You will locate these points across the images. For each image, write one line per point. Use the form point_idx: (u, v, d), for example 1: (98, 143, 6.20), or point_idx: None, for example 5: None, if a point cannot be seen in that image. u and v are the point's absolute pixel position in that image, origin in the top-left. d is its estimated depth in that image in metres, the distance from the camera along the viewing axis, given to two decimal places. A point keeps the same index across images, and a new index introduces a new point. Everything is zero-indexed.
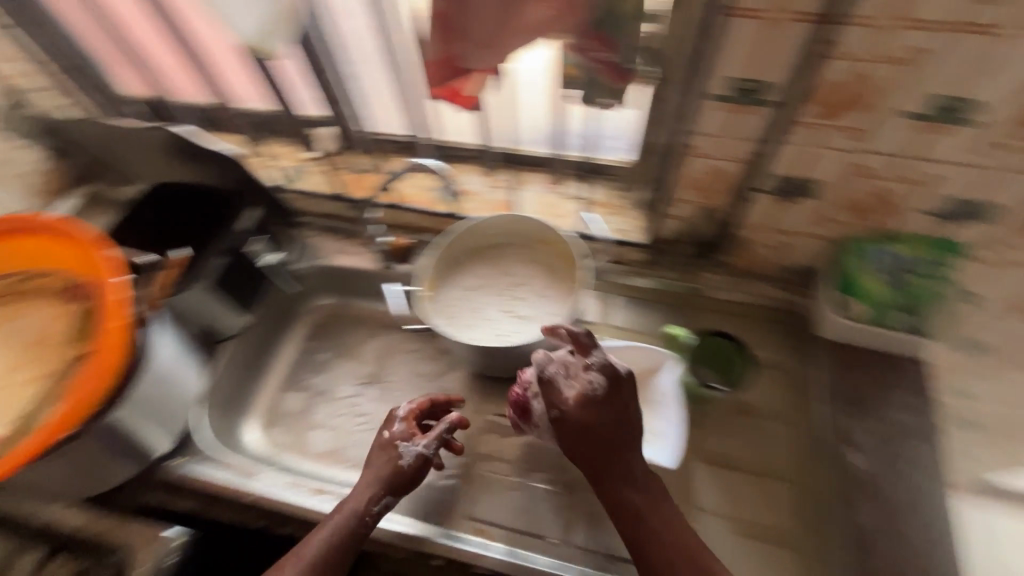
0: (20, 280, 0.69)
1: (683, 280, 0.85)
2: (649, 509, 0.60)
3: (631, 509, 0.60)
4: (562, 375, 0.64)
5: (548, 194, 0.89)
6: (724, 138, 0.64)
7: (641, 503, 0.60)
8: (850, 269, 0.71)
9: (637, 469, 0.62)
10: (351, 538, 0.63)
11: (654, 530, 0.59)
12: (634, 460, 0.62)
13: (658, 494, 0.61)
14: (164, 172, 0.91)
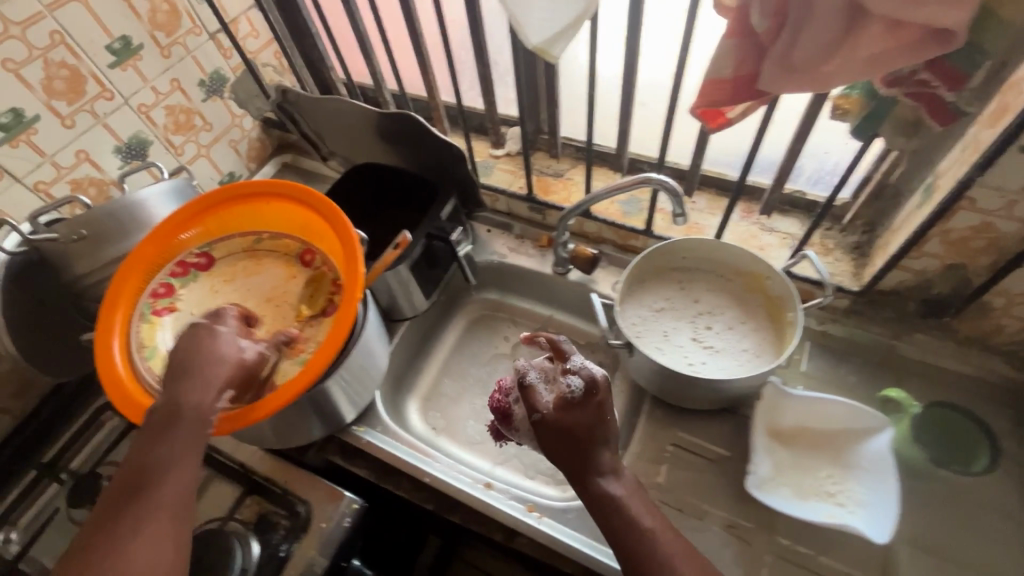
0: (248, 243, 0.76)
1: (889, 335, 0.79)
2: (644, 526, 0.53)
3: (617, 516, 0.54)
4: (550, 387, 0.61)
5: (746, 223, 0.86)
6: (1015, 195, 0.57)
7: (623, 505, 0.54)
8: None
9: (614, 476, 0.56)
10: (158, 422, 0.55)
11: (653, 549, 0.52)
12: (607, 467, 0.56)
13: (635, 509, 0.54)
14: (378, 155, 0.98)
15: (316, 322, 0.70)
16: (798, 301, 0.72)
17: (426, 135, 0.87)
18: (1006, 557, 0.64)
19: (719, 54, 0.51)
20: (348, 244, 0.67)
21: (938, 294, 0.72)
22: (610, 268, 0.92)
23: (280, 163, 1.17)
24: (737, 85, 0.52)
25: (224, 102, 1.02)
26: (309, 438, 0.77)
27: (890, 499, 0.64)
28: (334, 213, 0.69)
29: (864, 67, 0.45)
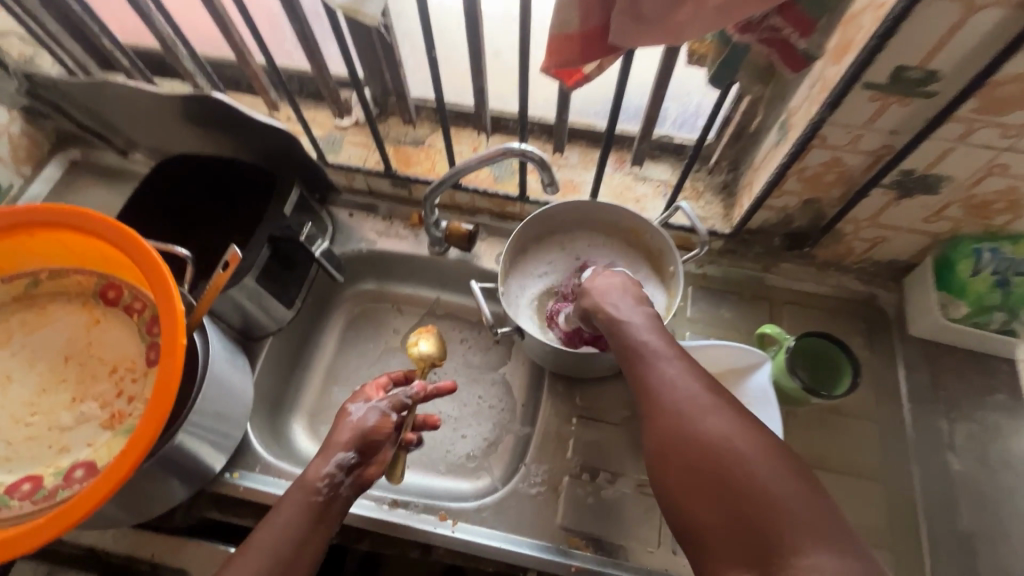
0: (21, 289, 0.59)
1: (759, 268, 0.83)
2: (647, 345, 0.54)
3: (626, 339, 0.55)
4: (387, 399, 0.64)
5: (619, 175, 0.83)
6: (861, 128, 0.58)
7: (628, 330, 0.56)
8: (957, 269, 0.69)
9: (627, 306, 0.58)
10: (316, 503, 0.58)
11: (654, 369, 0.52)
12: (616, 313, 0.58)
13: (646, 339, 0.54)
14: (192, 142, 0.80)
15: (141, 377, 0.56)
16: (677, 254, 0.71)
17: (243, 119, 0.70)
18: (869, 454, 0.72)
19: (560, 3, 0.43)
20: (157, 276, 0.53)
21: (798, 226, 0.75)
22: (491, 239, 0.86)
23: (66, 163, 0.93)
24: (587, 40, 0.45)
25: None
26: (171, 502, 0.65)
27: (775, 430, 0.68)
28: (128, 238, 0.53)
29: (716, 17, 0.40)
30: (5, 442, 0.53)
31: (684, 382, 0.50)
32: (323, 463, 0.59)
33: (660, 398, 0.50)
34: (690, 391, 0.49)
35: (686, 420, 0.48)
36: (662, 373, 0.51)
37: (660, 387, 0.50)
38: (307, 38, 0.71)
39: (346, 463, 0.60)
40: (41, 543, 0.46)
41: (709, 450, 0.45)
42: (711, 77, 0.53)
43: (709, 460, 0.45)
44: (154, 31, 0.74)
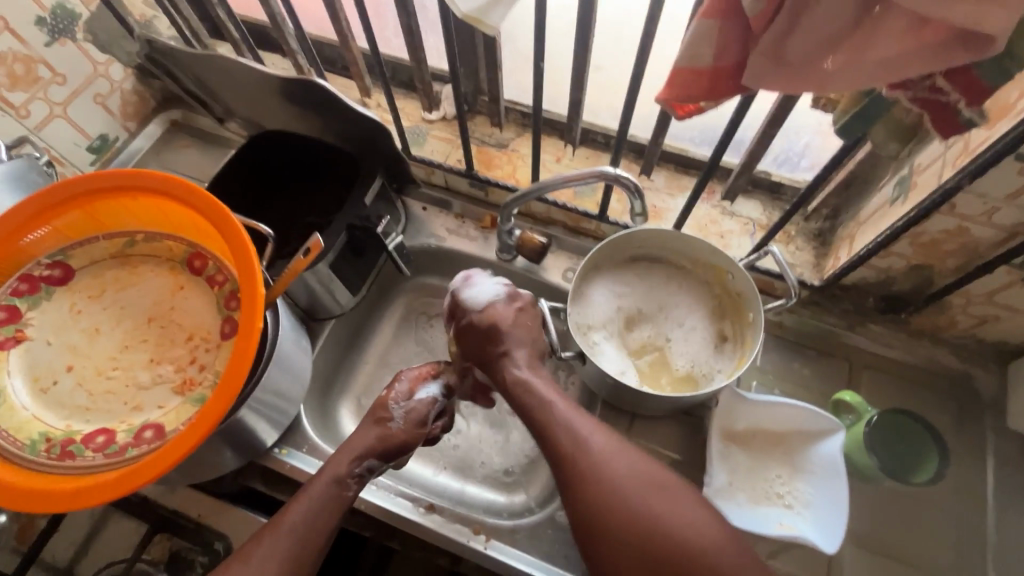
0: (117, 247, 0.61)
1: (845, 326, 0.77)
2: (564, 419, 0.57)
3: (513, 393, 0.60)
4: (424, 404, 0.66)
5: (706, 207, 0.79)
6: (1000, 201, 0.52)
7: (549, 403, 0.58)
8: None
9: (524, 361, 0.62)
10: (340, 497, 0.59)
11: (564, 426, 0.56)
12: (528, 378, 0.61)
13: (556, 407, 0.58)
14: (285, 119, 0.82)
15: (214, 348, 0.58)
16: (761, 301, 0.66)
17: (339, 104, 0.71)
18: (942, 549, 0.66)
19: (694, 37, 0.40)
20: (243, 256, 0.54)
21: (899, 290, 0.69)
22: (561, 253, 0.83)
23: (168, 121, 0.98)
24: (715, 78, 0.42)
25: (78, 46, 0.80)
26: (223, 469, 0.67)
27: (840, 506, 0.63)
28: (223, 215, 0.55)
29: (873, 72, 0.37)
30: (86, 393, 0.56)
31: (612, 447, 0.54)
32: (355, 461, 0.61)
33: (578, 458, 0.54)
34: (624, 460, 0.53)
35: (611, 479, 0.52)
36: (574, 427, 0.56)
37: (591, 448, 0.54)
38: (413, 31, 0.71)
39: (370, 469, 0.62)
40: (107, 499, 0.48)
41: (652, 533, 0.49)
42: (838, 129, 0.48)
43: (612, 512, 0.51)
44: (267, 7, 0.75)
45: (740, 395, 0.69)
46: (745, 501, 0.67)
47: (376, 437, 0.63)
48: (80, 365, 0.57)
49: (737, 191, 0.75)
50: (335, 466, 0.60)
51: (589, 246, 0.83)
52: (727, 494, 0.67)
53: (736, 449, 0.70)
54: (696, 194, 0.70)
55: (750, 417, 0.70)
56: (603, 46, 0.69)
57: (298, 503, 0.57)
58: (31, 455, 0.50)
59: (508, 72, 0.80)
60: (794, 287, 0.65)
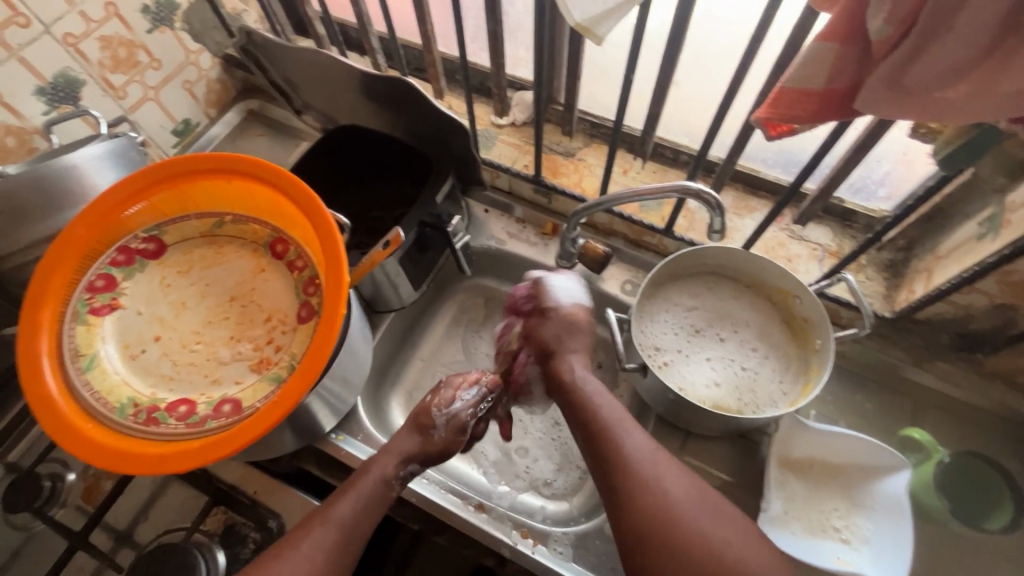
0: (207, 227, 0.64)
1: (913, 362, 0.74)
2: (626, 433, 0.57)
3: (578, 400, 0.62)
4: (462, 410, 0.68)
5: (775, 230, 0.78)
6: None
7: (611, 416, 0.59)
8: None
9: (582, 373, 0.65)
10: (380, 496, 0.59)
11: (627, 437, 0.57)
12: (595, 397, 0.62)
13: (619, 418, 0.59)
14: (362, 114, 0.84)
15: (291, 331, 0.60)
16: (832, 329, 0.65)
17: (421, 104, 0.73)
18: None
19: (809, 58, 0.40)
20: (330, 244, 0.56)
21: (977, 329, 0.67)
22: (621, 264, 0.83)
23: (244, 111, 1.02)
24: (826, 100, 0.42)
25: (175, 34, 0.84)
26: (284, 449, 0.69)
27: (902, 546, 0.61)
28: (314, 204, 0.56)
29: (997, 103, 0.36)
30: (171, 363, 0.59)
31: (670, 467, 0.54)
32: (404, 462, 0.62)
33: (638, 472, 0.54)
34: (679, 481, 0.53)
35: (669, 498, 0.52)
36: (635, 441, 0.56)
37: (649, 463, 0.54)
38: (497, 37, 0.72)
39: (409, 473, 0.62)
40: (189, 467, 0.50)
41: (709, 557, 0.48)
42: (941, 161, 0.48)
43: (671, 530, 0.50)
44: (355, 7, 0.79)
45: (801, 423, 0.68)
46: (800, 531, 0.65)
47: (416, 443, 0.63)
48: (166, 336, 0.60)
49: (810, 217, 0.74)
50: (384, 461, 0.61)
51: (649, 260, 0.83)
52: (782, 523, 0.65)
53: (792, 477, 0.69)
54: (770, 216, 0.69)
55: (808, 445, 0.69)
56: (687, 62, 0.69)
57: (343, 498, 0.57)
58: (120, 418, 0.53)
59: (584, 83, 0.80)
60: (868, 317, 0.64)
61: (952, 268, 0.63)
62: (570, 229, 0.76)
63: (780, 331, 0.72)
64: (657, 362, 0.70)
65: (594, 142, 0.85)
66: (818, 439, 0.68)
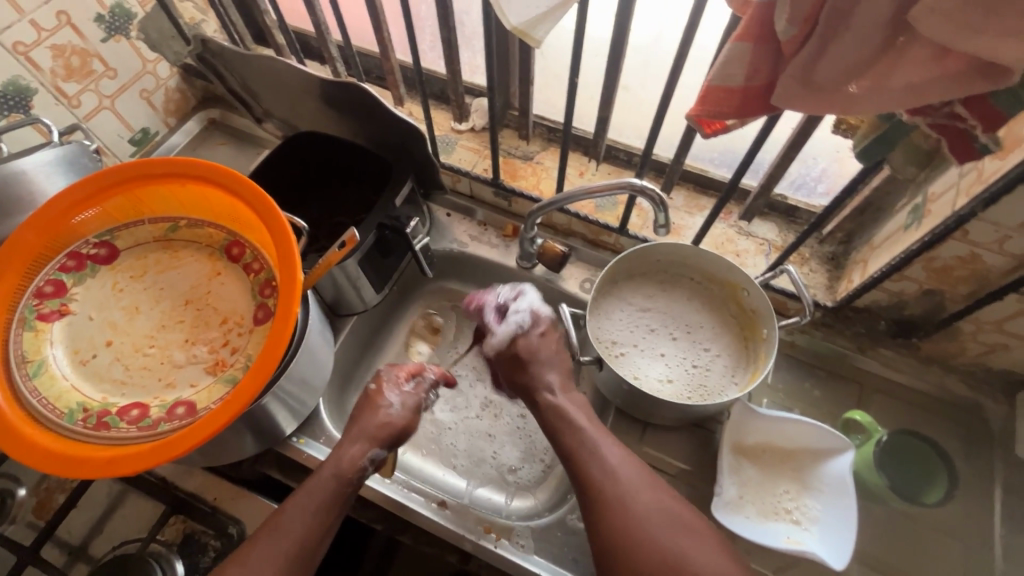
0: (161, 231, 0.64)
1: (856, 349, 0.78)
2: (598, 450, 0.58)
3: (558, 423, 0.62)
4: (416, 392, 0.68)
5: (723, 226, 0.81)
6: (1011, 231, 0.54)
7: (585, 432, 0.60)
8: None
9: (561, 393, 0.64)
10: (333, 496, 0.58)
11: (597, 456, 0.57)
12: (573, 415, 0.62)
13: (592, 437, 0.59)
14: (322, 121, 0.85)
15: (246, 333, 0.60)
16: (776, 319, 0.68)
17: (378, 109, 0.74)
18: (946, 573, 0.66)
19: (728, 58, 0.43)
20: (283, 244, 0.56)
21: (910, 314, 0.71)
22: (580, 264, 0.86)
23: (205, 119, 1.01)
24: (747, 96, 0.45)
25: (131, 43, 0.84)
26: (244, 454, 0.68)
27: (849, 524, 0.64)
28: (267, 205, 0.57)
29: (895, 96, 0.39)
30: (123, 368, 0.58)
31: (639, 481, 0.56)
32: (359, 452, 0.61)
33: (607, 491, 0.55)
34: (642, 501, 0.54)
35: (634, 514, 0.53)
36: (605, 458, 0.57)
37: (618, 480, 0.55)
38: (451, 45, 0.74)
39: (377, 459, 0.62)
40: (139, 470, 0.49)
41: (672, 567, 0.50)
42: (858, 153, 0.51)
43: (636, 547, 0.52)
44: (312, 16, 0.80)
45: (752, 410, 0.70)
46: (753, 514, 0.67)
47: (376, 423, 0.63)
48: (119, 341, 0.59)
49: (755, 213, 0.78)
50: (343, 450, 0.61)
51: (607, 259, 0.86)
52: (735, 507, 0.68)
53: (745, 464, 0.71)
54: (715, 212, 0.72)
55: (760, 432, 0.71)
56: (633, 67, 0.72)
57: (296, 500, 0.57)
58: (69, 423, 0.52)
59: (539, 90, 0.83)
60: (809, 306, 0.67)
61: (885, 257, 0.66)
62: (528, 230, 0.78)
63: (731, 326, 0.75)
64: (613, 355, 0.72)
65: (551, 146, 0.88)
66: (768, 426, 0.71)
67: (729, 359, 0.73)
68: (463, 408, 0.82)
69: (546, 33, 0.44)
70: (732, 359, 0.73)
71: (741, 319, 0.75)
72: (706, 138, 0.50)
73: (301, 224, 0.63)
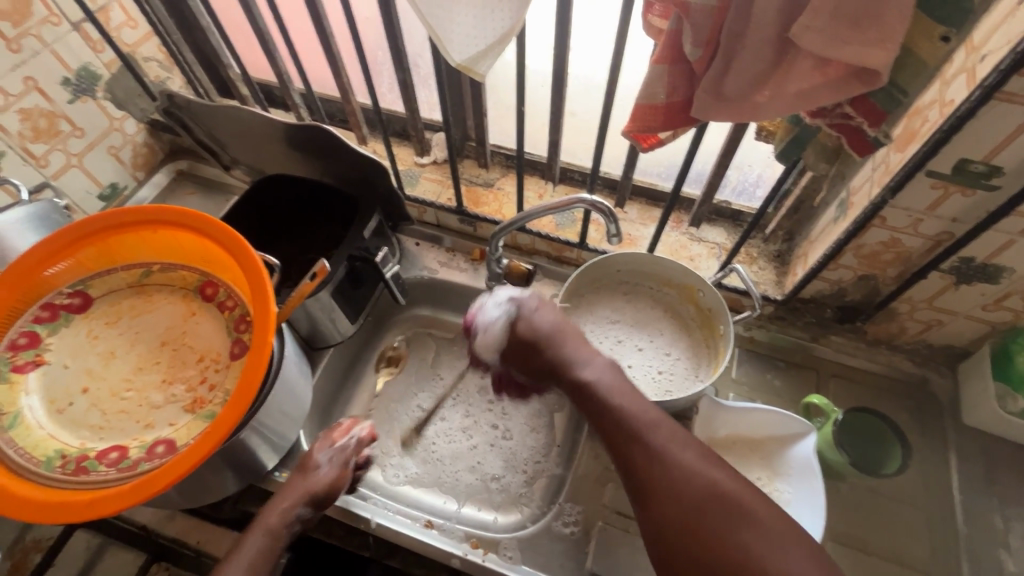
0: (134, 277, 0.65)
1: (810, 338, 0.83)
2: (646, 428, 0.54)
3: (601, 399, 0.58)
4: (346, 449, 0.67)
5: (676, 234, 0.86)
6: (921, 214, 0.60)
7: (633, 414, 0.55)
8: (1016, 362, 0.67)
9: (592, 364, 0.62)
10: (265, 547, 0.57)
11: (624, 405, 0.56)
12: (612, 395, 0.58)
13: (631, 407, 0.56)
14: (288, 163, 0.89)
15: (224, 368, 0.61)
16: (730, 314, 0.72)
17: (341, 147, 0.78)
18: (913, 541, 0.70)
19: (649, 80, 0.49)
20: (257, 278, 0.58)
21: (852, 301, 0.77)
22: (547, 281, 0.90)
23: (173, 171, 1.04)
24: (670, 111, 0.50)
25: (97, 103, 0.87)
26: (226, 492, 0.69)
27: (818, 502, 0.66)
28: (239, 243, 0.59)
29: (792, 101, 0.45)
30: (101, 413, 0.59)
31: (694, 459, 0.51)
32: (285, 509, 0.60)
33: (659, 470, 0.51)
34: (682, 448, 0.52)
35: (685, 490, 0.49)
36: (653, 431, 0.54)
37: (669, 461, 0.51)
38: (407, 84, 0.79)
39: (302, 518, 0.61)
40: (120, 509, 0.50)
41: (737, 558, 0.45)
42: (778, 155, 0.57)
43: (696, 528, 0.47)
44: (275, 67, 0.85)
45: (713, 404, 0.74)
46: None
47: (303, 486, 0.63)
48: (95, 386, 0.60)
49: (701, 219, 0.84)
50: (271, 505, 0.61)
51: (571, 274, 0.90)
52: None
53: (718, 456, 0.74)
54: (662, 221, 0.78)
55: (727, 423, 0.75)
56: (577, 95, 0.79)
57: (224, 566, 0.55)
58: (47, 471, 0.53)
59: (494, 121, 0.89)
60: (758, 300, 0.72)
61: (820, 248, 0.72)
62: (491, 253, 0.81)
63: (691, 326, 0.80)
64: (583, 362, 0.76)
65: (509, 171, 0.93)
66: (734, 419, 0.74)
67: (691, 358, 0.77)
68: (444, 427, 0.83)
69: (488, 67, 0.49)
70: (694, 357, 0.77)
71: (701, 319, 0.79)
72: (643, 153, 0.56)
73: (263, 257, 0.64)
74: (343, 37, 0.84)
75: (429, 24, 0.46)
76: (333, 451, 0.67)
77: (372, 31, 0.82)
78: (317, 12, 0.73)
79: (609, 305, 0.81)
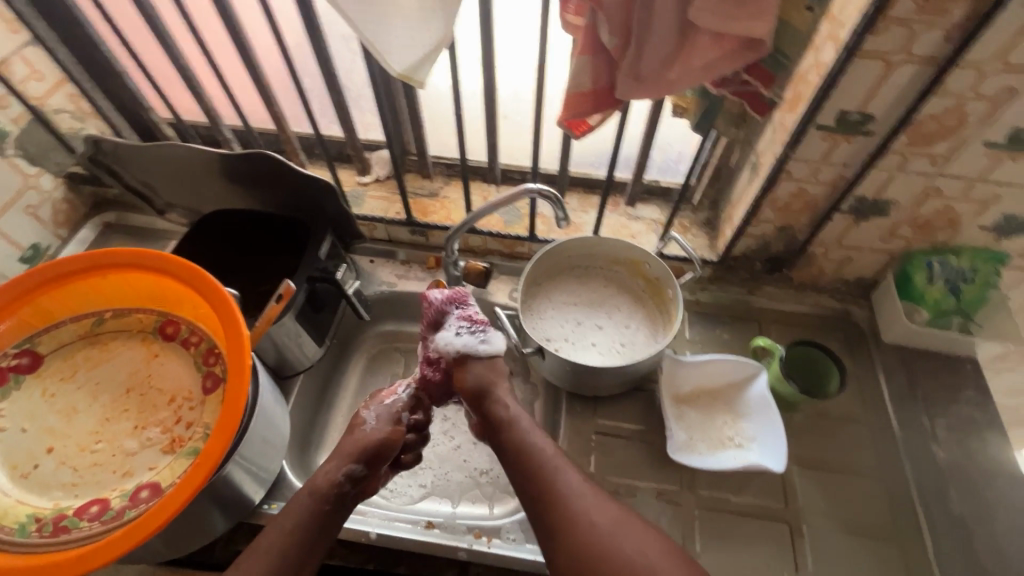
0: (86, 328, 0.63)
1: (746, 291, 0.92)
2: (551, 468, 0.64)
3: (512, 439, 0.67)
4: (394, 405, 0.72)
5: (615, 216, 0.93)
6: (818, 163, 0.70)
7: (536, 451, 0.65)
8: (914, 280, 0.79)
9: (512, 403, 0.70)
10: (315, 507, 0.62)
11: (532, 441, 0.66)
12: (531, 437, 0.67)
13: (553, 458, 0.65)
14: (229, 198, 0.88)
15: (198, 405, 0.60)
16: (675, 279, 0.79)
17: (285, 171, 0.79)
18: (861, 453, 0.79)
19: (574, 70, 0.54)
20: (222, 308, 0.57)
21: (776, 252, 0.86)
22: (503, 277, 0.94)
23: (100, 224, 1.00)
24: (597, 96, 0.56)
25: (9, 161, 0.83)
26: (214, 533, 0.66)
27: (779, 431, 0.74)
28: (197, 276, 0.59)
29: (699, 74, 0.52)
30: (71, 470, 0.57)
31: (588, 495, 0.62)
32: (334, 469, 0.64)
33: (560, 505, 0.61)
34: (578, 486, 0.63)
35: (581, 523, 0.60)
36: (556, 467, 0.64)
37: (569, 501, 0.61)
38: (342, 105, 0.81)
39: (354, 474, 0.65)
40: (104, 565, 0.48)
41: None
42: (694, 126, 0.64)
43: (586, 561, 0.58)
44: (202, 104, 0.84)
45: (675, 362, 0.79)
46: (705, 451, 0.76)
47: (354, 443, 0.67)
48: (60, 445, 0.58)
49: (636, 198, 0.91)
50: (325, 467, 0.65)
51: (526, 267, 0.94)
52: (688, 448, 0.76)
53: (685, 409, 0.80)
54: (602, 204, 0.84)
55: (689, 378, 0.81)
56: (507, 98, 0.84)
57: (269, 531, 0.60)
58: (20, 538, 0.50)
59: (430, 133, 0.92)
60: (697, 262, 0.79)
61: (742, 208, 0.81)
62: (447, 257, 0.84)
63: (642, 296, 0.86)
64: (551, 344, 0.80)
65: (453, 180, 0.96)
66: (696, 373, 0.80)
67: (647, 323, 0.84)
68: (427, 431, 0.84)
69: (427, 73, 0.53)
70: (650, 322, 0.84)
71: (649, 287, 0.86)
72: (577, 138, 0.62)
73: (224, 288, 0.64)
74: (270, 68, 0.85)
75: (365, 35, 0.49)
76: (376, 410, 0.71)
77: (299, 58, 0.84)
78: (242, 44, 0.74)
79: (565, 289, 0.86)
